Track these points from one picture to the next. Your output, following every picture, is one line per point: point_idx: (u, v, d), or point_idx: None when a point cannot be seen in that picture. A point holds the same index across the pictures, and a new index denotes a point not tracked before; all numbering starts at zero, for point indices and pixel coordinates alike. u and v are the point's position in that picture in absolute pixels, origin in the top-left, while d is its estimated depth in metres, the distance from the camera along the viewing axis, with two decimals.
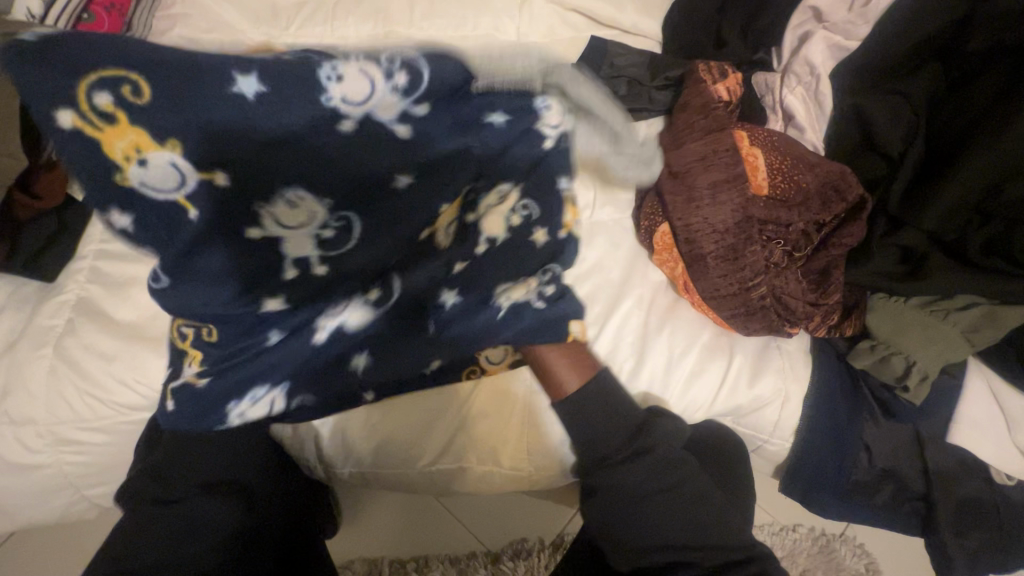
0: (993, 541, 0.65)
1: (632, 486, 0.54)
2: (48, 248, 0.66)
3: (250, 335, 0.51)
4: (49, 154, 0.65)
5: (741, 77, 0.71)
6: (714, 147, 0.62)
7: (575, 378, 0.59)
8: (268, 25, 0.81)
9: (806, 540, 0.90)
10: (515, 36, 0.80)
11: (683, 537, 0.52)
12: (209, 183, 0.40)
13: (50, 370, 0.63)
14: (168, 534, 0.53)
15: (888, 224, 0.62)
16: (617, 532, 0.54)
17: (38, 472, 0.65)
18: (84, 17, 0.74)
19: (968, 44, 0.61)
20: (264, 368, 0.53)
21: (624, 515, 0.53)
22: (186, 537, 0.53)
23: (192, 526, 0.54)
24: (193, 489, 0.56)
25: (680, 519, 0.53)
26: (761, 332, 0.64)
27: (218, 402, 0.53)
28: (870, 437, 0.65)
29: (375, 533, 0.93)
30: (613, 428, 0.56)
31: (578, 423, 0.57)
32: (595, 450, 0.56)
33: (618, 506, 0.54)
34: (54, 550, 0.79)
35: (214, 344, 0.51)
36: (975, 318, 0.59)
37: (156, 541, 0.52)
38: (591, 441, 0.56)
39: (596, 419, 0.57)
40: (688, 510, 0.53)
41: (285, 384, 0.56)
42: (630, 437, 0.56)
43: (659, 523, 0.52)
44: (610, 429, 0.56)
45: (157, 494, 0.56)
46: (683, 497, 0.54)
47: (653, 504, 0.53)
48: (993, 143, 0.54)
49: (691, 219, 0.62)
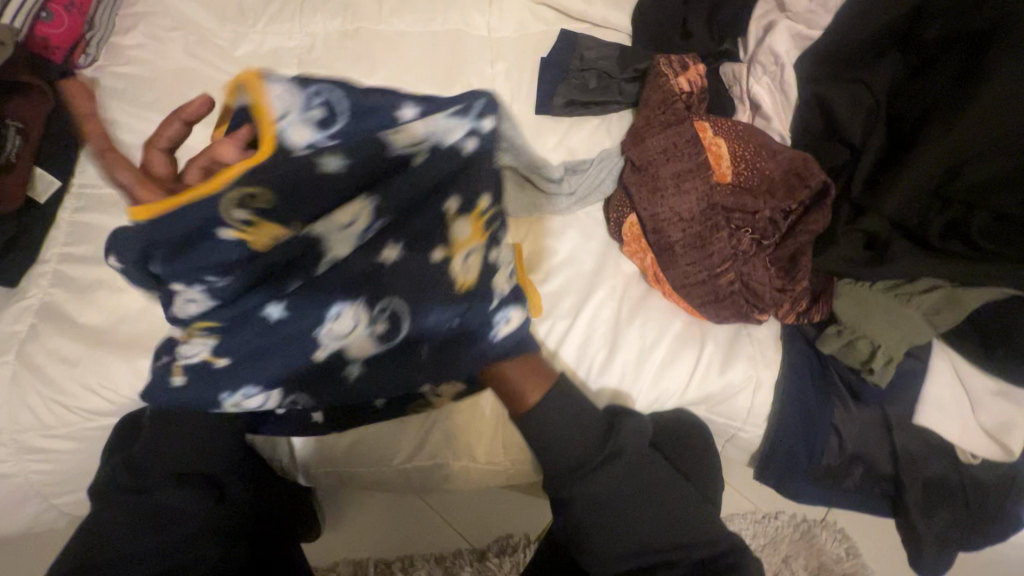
0: (961, 519, 0.66)
1: (601, 497, 0.52)
2: (8, 251, 0.65)
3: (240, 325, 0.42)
4: (8, 155, 0.65)
5: (703, 69, 0.71)
6: (676, 139, 0.64)
7: (535, 392, 0.53)
8: (234, 23, 0.80)
9: (787, 527, 0.91)
10: (485, 31, 0.79)
11: (652, 538, 0.52)
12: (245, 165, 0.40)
13: (13, 376, 0.62)
14: (138, 528, 0.52)
15: (852, 211, 0.62)
16: (589, 546, 0.53)
17: (2, 482, 0.64)
18: (42, 16, 0.72)
19: (924, 34, 0.61)
20: (249, 365, 0.44)
21: (596, 526, 0.52)
22: (158, 530, 0.53)
23: (164, 521, 0.53)
24: (163, 480, 0.55)
25: (656, 525, 0.53)
26: (732, 319, 0.64)
27: (205, 394, 0.46)
28: (842, 422, 0.66)
29: (359, 534, 0.92)
30: (577, 437, 0.52)
31: (542, 437, 0.52)
32: (564, 462, 0.52)
33: (597, 517, 0.52)
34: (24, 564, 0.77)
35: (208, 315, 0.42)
36: (937, 301, 0.60)
37: (115, 538, 0.52)
38: (558, 455, 0.52)
39: (559, 431, 0.52)
40: (662, 515, 0.53)
41: (277, 388, 0.48)
42: (597, 447, 0.52)
43: (631, 531, 0.52)
44: (577, 438, 0.52)
45: (127, 483, 0.54)
46: (657, 507, 0.54)
47: (623, 511, 0.52)
48: (948, 129, 0.56)
49: (656, 209, 0.64)
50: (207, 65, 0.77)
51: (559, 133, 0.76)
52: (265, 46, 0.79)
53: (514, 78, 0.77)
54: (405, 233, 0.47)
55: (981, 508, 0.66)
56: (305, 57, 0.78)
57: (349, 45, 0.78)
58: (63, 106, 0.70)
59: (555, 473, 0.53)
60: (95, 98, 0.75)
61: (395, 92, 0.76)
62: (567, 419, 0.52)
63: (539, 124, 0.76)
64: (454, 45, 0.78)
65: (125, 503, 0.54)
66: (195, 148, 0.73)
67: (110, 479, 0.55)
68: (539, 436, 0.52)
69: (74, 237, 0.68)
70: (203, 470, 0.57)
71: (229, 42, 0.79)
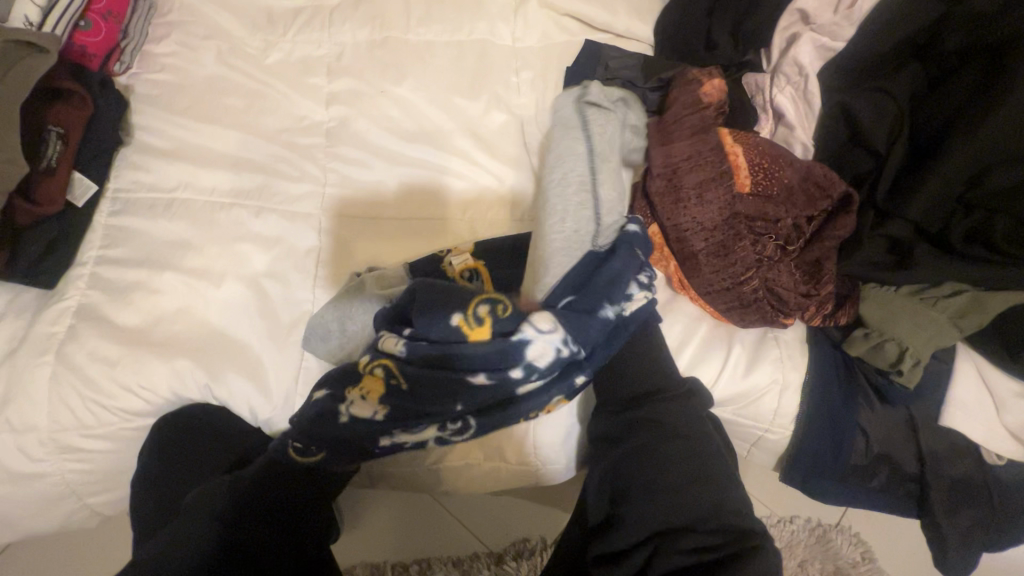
0: (984, 518, 0.68)
1: (671, 423, 0.58)
2: (48, 253, 0.66)
3: (454, 392, 0.57)
4: (48, 162, 0.67)
5: (717, 73, 0.73)
6: (701, 147, 0.65)
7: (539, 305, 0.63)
8: (264, 32, 0.81)
9: (804, 531, 0.92)
10: (511, 40, 0.81)
11: (701, 496, 0.54)
12: (463, 317, 0.59)
13: (52, 376, 0.62)
14: (177, 536, 0.54)
15: (877, 216, 0.64)
16: (640, 476, 0.55)
17: (40, 481, 0.64)
18: (80, 25, 0.73)
19: (947, 44, 0.63)
20: (444, 396, 0.57)
21: (645, 453, 0.57)
22: (187, 540, 0.53)
23: (195, 531, 0.54)
24: (222, 505, 0.57)
25: (691, 481, 0.54)
26: (757, 323, 0.66)
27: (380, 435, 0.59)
28: (867, 421, 0.67)
29: (377, 537, 0.92)
30: (650, 374, 0.62)
31: (618, 370, 0.64)
32: (635, 389, 0.61)
33: (657, 446, 0.57)
34: (73, 556, 0.82)
35: (406, 392, 0.57)
36: (961, 304, 0.62)
37: (164, 546, 0.53)
38: (622, 384, 0.62)
39: (630, 366, 0.63)
40: (697, 473, 0.55)
41: (455, 420, 0.60)
42: (675, 385, 0.61)
43: (671, 473, 0.55)
44: (650, 375, 0.62)
45: (203, 497, 0.59)
46: (701, 458, 0.56)
47: (678, 446, 0.56)
48: (975, 135, 0.57)
49: (679, 220, 0.65)
50: (237, 72, 0.78)
51: None
52: (295, 54, 0.81)
53: (541, 87, 0.79)
54: (570, 294, 0.61)
55: (1003, 508, 0.68)
56: (334, 65, 0.79)
57: (378, 53, 0.80)
58: (100, 111, 0.71)
59: (625, 399, 0.62)
60: (130, 104, 0.76)
61: (423, 99, 0.78)
62: (648, 357, 0.64)
63: None
64: (481, 54, 0.80)
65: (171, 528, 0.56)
66: (228, 153, 0.74)
67: (198, 494, 0.59)
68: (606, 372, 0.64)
69: (110, 240, 0.69)
70: (252, 494, 0.59)
71: (259, 50, 0.81)
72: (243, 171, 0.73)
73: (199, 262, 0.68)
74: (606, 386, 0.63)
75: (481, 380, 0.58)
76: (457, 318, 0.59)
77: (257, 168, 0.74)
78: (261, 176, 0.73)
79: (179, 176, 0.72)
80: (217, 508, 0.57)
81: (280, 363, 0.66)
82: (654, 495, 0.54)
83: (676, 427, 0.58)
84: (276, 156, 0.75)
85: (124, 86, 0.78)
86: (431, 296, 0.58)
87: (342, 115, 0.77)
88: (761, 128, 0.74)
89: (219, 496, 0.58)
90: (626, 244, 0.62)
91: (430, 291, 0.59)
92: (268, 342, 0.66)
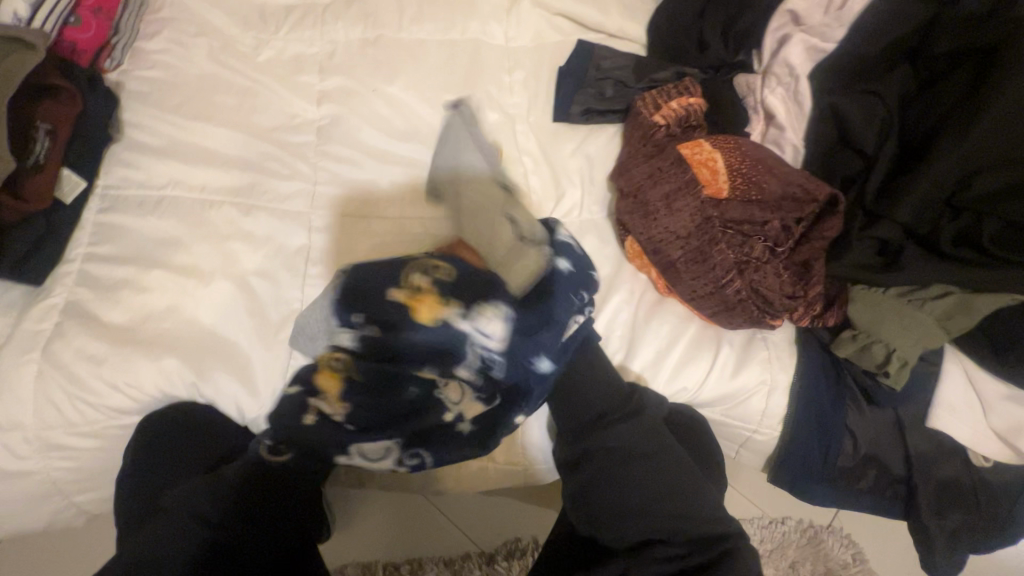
0: (972, 520, 0.68)
1: (625, 445, 0.59)
2: (37, 250, 0.66)
3: (396, 392, 0.62)
4: (38, 156, 0.66)
5: (692, 81, 0.75)
6: (659, 163, 0.66)
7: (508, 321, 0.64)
8: (257, 30, 0.81)
9: (794, 532, 0.92)
10: (503, 40, 0.81)
11: (672, 506, 0.56)
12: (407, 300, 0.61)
13: (38, 374, 0.62)
14: (165, 539, 0.53)
15: (865, 218, 0.64)
16: (603, 497, 0.57)
17: (26, 479, 0.64)
18: (70, 21, 0.74)
19: (937, 45, 0.64)
20: (393, 415, 0.62)
21: (607, 478, 0.58)
22: (179, 543, 0.53)
23: (186, 531, 0.54)
24: (210, 502, 0.57)
25: (660, 496, 0.57)
26: (745, 326, 0.65)
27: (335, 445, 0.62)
28: (854, 423, 0.67)
29: (367, 537, 0.92)
30: (601, 392, 0.62)
31: (573, 392, 0.63)
32: (585, 413, 0.62)
33: (618, 466, 0.58)
34: (61, 554, 0.81)
35: (359, 381, 0.62)
36: (949, 306, 0.62)
37: (151, 551, 0.52)
38: (583, 401, 0.62)
39: (582, 395, 0.63)
40: (667, 489, 0.57)
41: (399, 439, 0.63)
42: (624, 404, 0.62)
43: (636, 493, 0.57)
44: (604, 393, 0.62)
45: (178, 496, 0.57)
46: (664, 474, 0.58)
47: (638, 467, 0.58)
48: (964, 137, 0.57)
49: (652, 231, 0.65)
50: (228, 69, 0.78)
51: (575, 140, 0.77)
52: (286, 52, 0.80)
53: (533, 86, 0.79)
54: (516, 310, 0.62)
55: (991, 510, 0.68)
56: (326, 63, 0.79)
57: (370, 52, 0.80)
58: (89, 108, 0.71)
59: (579, 425, 0.62)
60: (120, 101, 0.76)
61: (415, 98, 0.78)
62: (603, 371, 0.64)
63: (556, 131, 0.78)
64: (473, 53, 0.80)
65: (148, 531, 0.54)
66: (218, 151, 0.74)
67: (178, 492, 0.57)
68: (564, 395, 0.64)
69: (99, 237, 0.69)
70: (234, 492, 0.58)
71: (251, 48, 0.81)
72: (233, 169, 0.72)
73: (187, 260, 0.67)
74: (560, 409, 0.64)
75: (420, 395, 0.63)
76: (399, 294, 0.61)
77: (247, 166, 0.73)
78: (252, 175, 0.73)
79: (169, 174, 0.72)
80: (198, 504, 0.56)
81: (268, 362, 0.66)
82: (626, 515, 0.56)
83: (632, 448, 0.59)
84: (266, 154, 0.74)
85: (114, 82, 0.77)
86: (386, 277, 0.62)
87: (333, 113, 0.77)
88: (752, 129, 0.73)
89: (198, 495, 0.57)
90: (569, 275, 0.65)
91: (386, 273, 0.62)
92: (256, 341, 0.66)
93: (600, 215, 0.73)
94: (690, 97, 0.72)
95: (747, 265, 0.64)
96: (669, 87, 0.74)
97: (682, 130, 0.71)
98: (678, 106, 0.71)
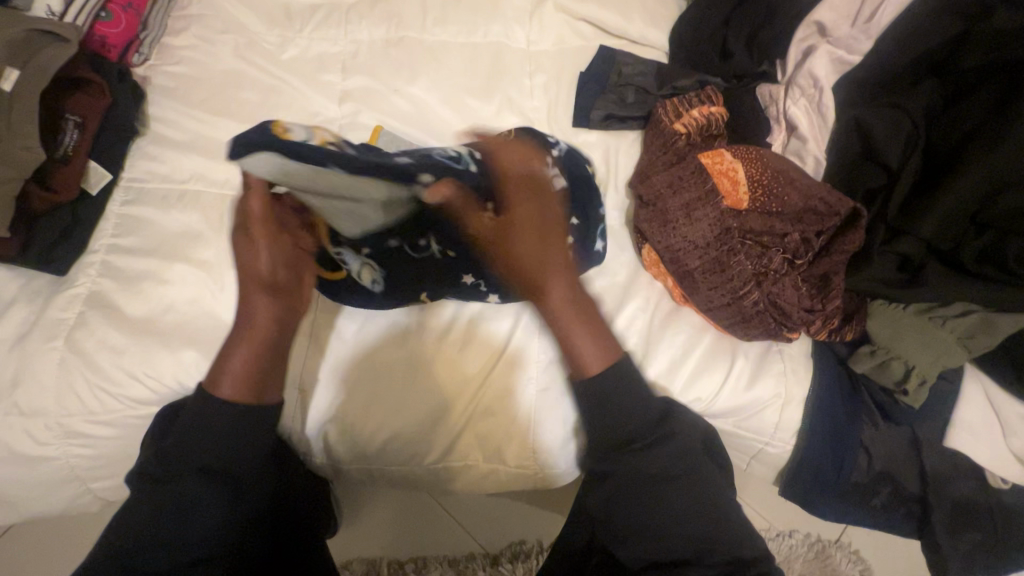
0: (987, 541, 0.67)
1: (655, 463, 0.56)
2: (62, 241, 0.67)
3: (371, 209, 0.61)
4: (65, 149, 0.67)
5: (716, 90, 0.75)
6: (680, 172, 0.66)
7: (598, 358, 0.57)
8: (282, 28, 0.82)
9: (802, 546, 0.91)
10: (525, 44, 0.82)
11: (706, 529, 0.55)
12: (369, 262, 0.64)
13: (61, 362, 0.63)
14: (165, 531, 0.52)
15: (887, 233, 0.63)
16: (634, 523, 0.56)
17: (45, 464, 0.65)
18: (101, 16, 0.74)
19: (962, 62, 0.63)
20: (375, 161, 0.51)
21: (637, 488, 0.56)
22: (178, 522, 0.52)
23: (190, 516, 0.52)
24: (199, 480, 0.53)
25: (692, 516, 0.55)
26: (760, 337, 0.65)
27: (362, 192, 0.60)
28: (869, 439, 0.67)
29: (374, 534, 0.93)
30: (645, 408, 0.57)
31: (606, 403, 0.56)
32: (630, 423, 0.57)
33: (650, 483, 0.56)
34: (79, 536, 0.84)
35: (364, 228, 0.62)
36: (971, 325, 0.62)
37: (167, 542, 0.51)
38: (626, 415, 0.56)
39: (625, 400, 0.56)
40: (700, 507, 0.56)
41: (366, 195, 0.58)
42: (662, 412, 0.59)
43: (675, 507, 0.55)
44: (646, 407, 0.57)
45: (157, 473, 0.54)
46: (697, 492, 0.56)
47: (668, 486, 0.56)
48: (990, 155, 0.57)
49: (670, 241, 0.65)
50: (254, 67, 0.79)
51: (594, 146, 0.77)
52: (311, 50, 0.81)
53: (553, 90, 0.79)
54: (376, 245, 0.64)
55: (1006, 533, 0.67)
56: (350, 63, 0.80)
57: (393, 54, 0.80)
58: (117, 102, 0.72)
59: (615, 440, 0.57)
60: (146, 95, 0.76)
61: (437, 98, 0.78)
62: (630, 390, 0.57)
63: (576, 136, 0.77)
64: (496, 57, 0.80)
65: (135, 516, 0.52)
66: None
67: (165, 471, 0.53)
68: (624, 385, 0.57)
69: (121, 229, 0.69)
70: (226, 467, 0.54)
71: (275, 45, 0.81)
72: None
73: (207, 255, 0.68)
74: (602, 418, 0.56)
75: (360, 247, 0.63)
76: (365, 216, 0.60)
77: None
78: None
79: (194, 169, 0.73)
80: (190, 481, 0.53)
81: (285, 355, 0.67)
82: (669, 527, 0.55)
83: (661, 467, 0.56)
84: None
85: (141, 77, 0.78)
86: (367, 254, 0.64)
87: (355, 112, 0.77)
88: (773, 139, 0.73)
89: (252, 459, 0.55)
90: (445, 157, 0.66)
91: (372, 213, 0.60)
92: None
93: (618, 221, 0.73)
94: (711, 106, 0.72)
95: (765, 277, 0.64)
96: (690, 95, 0.74)
97: (703, 140, 0.71)
98: (700, 115, 0.71)
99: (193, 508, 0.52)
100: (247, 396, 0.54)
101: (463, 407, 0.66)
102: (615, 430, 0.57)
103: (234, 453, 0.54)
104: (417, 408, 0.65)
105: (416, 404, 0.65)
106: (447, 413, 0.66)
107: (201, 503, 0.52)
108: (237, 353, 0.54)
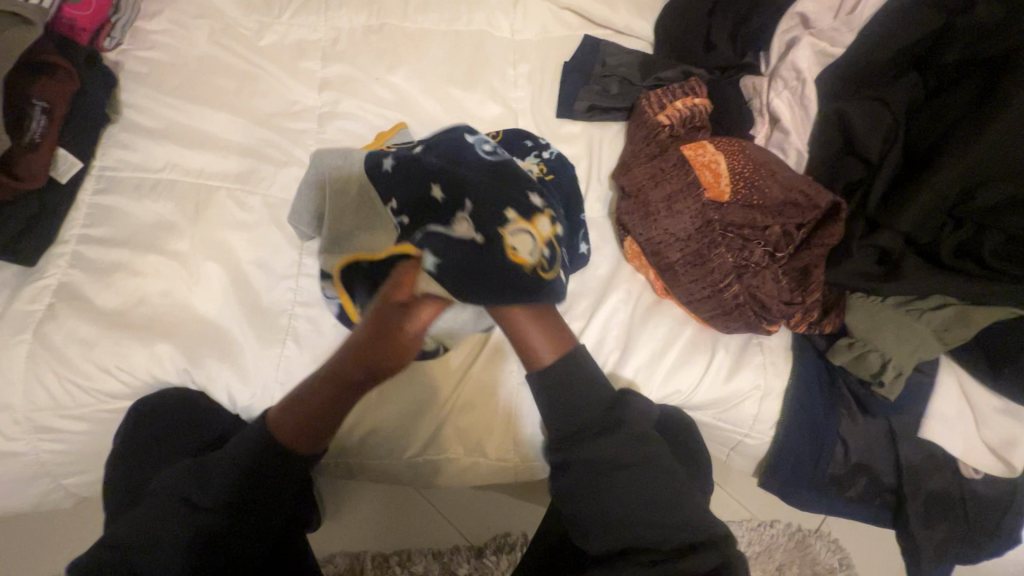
0: (960, 530, 0.68)
1: (610, 451, 0.56)
2: (29, 230, 0.65)
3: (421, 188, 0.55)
4: (32, 137, 0.65)
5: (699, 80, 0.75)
6: (661, 164, 0.65)
7: (550, 348, 0.58)
8: (259, 13, 0.80)
9: (782, 536, 0.92)
10: (509, 33, 0.80)
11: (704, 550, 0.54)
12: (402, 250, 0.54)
13: (30, 355, 0.61)
14: (171, 539, 0.52)
15: (867, 227, 0.63)
16: (596, 512, 0.55)
17: (15, 460, 0.64)
18: None
19: (946, 55, 0.63)
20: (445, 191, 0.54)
21: (593, 480, 0.55)
22: (186, 533, 0.52)
23: (199, 532, 0.53)
24: (220, 499, 0.54)
25: (638, 513, 0.54)
26: (740, 330, 0.65)
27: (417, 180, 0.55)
28: (847, 431, 0.68)
29: (357, 528, 0.92)
30: (598, 394, 0.58)
31: (556, 394, 0.57)
32: (574, 419, 0.57)
33: (606, 472, 0.55)
34: (57, 531, 0.82)
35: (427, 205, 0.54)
36: (947, 318, 0.62)
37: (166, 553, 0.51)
38: (570, 411, 0.57)
39: (567, 394, 0.57)
40: (657, 501, 0.55)
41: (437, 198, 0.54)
42: (614, 406, 0.58)
43: (620, 504, 0.55)
44: (588, 404, 0.57)
45: (185, 490, 0.55)
46: (659, 489, 0.55)
47: (637, 478, 0.55)
48: (968, 148, 0.57)
49: (652, 233, 0.65)
50: (229, 52, 0.77)
51: (577, 136, 0.76)
52: (289, 37, 0.79)
53: (537, 80, 0.78)
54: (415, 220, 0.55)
55: (979, 523, 0.68)
56: (329, 51, 0.78)
57: (374, 41, 0.78)
58: (86, 86, 0.70)
59: (556, 436, 0.58)
60: (119, 81, 0.74)
61: (418, 87, 0.77)
62: (576, 388, 0.57)
63: (560, 127, 0.77)
64: (479, 46, 0.79)
65: (148, 519, 0.53)
66: (218, 136, 0.73)
67: (188, 486, 0.55)
68: (569, 381, 0.57)
69: (93, 219, 0.68)
70: (249, 494, 0.55)
71: (253, 32, 0.79)
72: (231, 154, 0.71)
73: (183, 246, 0.66)
74: (548, 415, 0.58)
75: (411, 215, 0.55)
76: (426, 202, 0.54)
77: (247, 152, 0.72)
78: (250, 160, 0.72)
79: (167, 157, 0.71)
80: (212, 497, 0.54)
81: (262, 349, 0.66)
82: (631, 517, 0.54)
83: (606, 459, 0.55)
84: (265, 140, 0.73)
85: (113, 63, 0.75)
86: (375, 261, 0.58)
87: (335, 100, 0.76)
88: (756, 132, 0.73)
89: (277, 491, 0.56)
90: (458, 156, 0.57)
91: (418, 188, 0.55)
92: (250, 332, 0.66)
93: (601, 213, 0.73)
94: (694, 98, 0.72)
95: (746, 270, 0.64)
96: (674, 87, 0.74)
97: (687, 131, 0.71)
98: (682, 107, 0.71)
99: (204, 524, 0.53)
100: (305, 443, 0.56)
101: (443, 401, 0.65)
102: (563, 423, 0.57)
103: (261, 481, 0.56)
104: (397, 400, 0.65)
105: (397, 395, 0.65)
106: (427, 406, 0.65)
107: (214, 523, 0.53)
108: (310, 403, 0.54)
